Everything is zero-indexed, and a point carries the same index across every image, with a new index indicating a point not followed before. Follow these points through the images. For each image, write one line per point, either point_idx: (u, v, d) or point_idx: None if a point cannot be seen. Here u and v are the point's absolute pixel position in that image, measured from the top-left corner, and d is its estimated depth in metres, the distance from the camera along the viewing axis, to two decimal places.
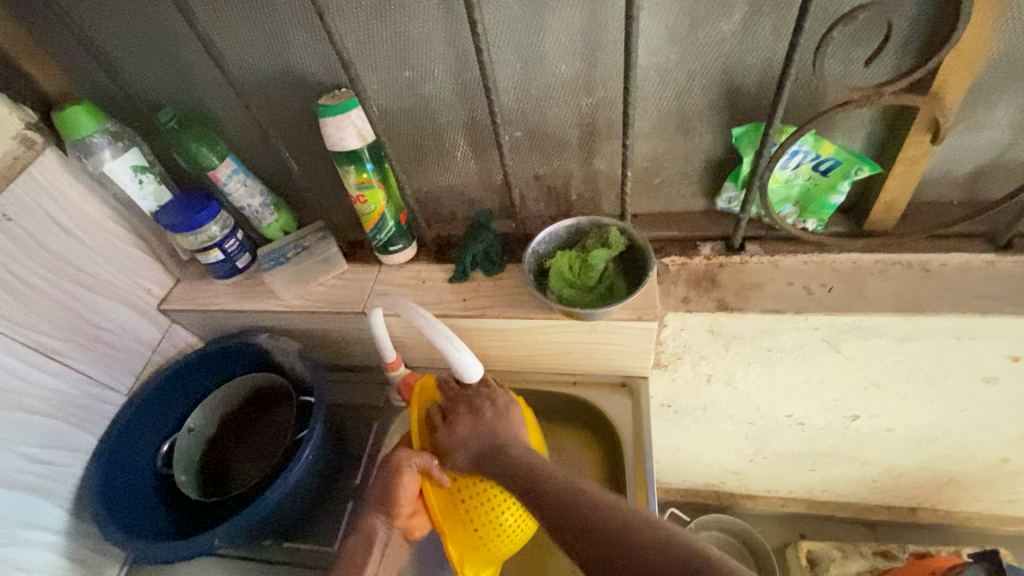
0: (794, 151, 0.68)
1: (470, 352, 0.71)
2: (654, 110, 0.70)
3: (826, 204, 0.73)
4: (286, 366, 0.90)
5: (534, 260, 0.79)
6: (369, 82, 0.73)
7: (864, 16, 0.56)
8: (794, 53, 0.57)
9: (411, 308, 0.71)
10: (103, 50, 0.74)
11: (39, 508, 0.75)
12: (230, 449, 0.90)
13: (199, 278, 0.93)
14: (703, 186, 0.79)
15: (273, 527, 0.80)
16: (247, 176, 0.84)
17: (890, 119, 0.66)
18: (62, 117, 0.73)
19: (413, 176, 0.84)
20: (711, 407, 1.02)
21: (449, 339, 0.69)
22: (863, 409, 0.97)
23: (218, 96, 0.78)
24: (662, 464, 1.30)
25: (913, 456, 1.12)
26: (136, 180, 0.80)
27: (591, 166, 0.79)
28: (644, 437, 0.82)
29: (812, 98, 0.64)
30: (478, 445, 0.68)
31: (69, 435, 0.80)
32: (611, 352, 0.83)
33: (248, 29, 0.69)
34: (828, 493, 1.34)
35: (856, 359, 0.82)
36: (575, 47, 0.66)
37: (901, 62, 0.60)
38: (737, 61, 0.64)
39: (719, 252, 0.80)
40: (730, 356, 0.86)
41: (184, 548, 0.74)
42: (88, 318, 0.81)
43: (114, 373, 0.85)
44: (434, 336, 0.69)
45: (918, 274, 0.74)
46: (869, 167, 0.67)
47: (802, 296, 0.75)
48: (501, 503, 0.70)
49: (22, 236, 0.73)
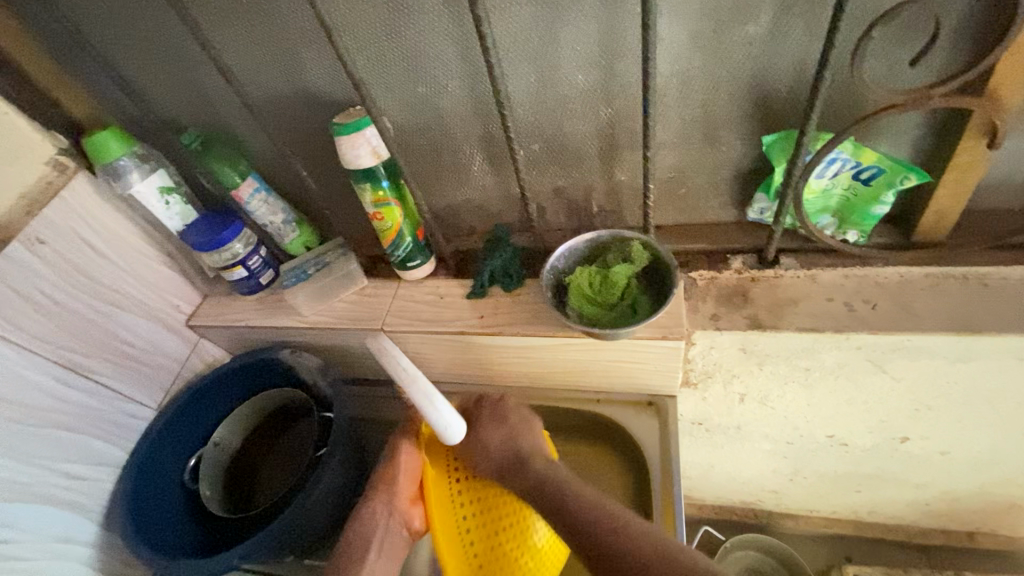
0: (831, 158, 0.63)
1: (450, 408, 0.67)
2: (677, 119, 0.66)
3: (868, 214, 0.67)
4: (308, 382, 0.91)
5: (553, 276, 0.77)
6: (384, 99, 0.72)
7: (909, 13, 0.51)
8: (829, 55, 0.52)
9: (395, 358, 0.65)
10: (127, 75, 0.76)
11: (72, 522, 0.77)
12: (257, 463, 0.92)
13: (224, 295, 0.95)
14: (732, 196, 0.75)
15: (291, 545, 0.79)
16: (269, 195, 0.85)
17: (940, 121, 0.61)
18: (92, 142, 0.76)
19: (430, 191, 0.83)
20: (746, 426, 0.96)
21: (431, 400, 0.65)
22: (913, 431, 0.90)
23: (237, 117, 0.79)
24: (694, 481, 1.24)
25: (971, 480, 1.03)
26: (163, 201, 0.82)
27: (612, 177, 0.76)
28: (673, 459, 0.78)
29: (852, 103, 0.59)
30: (500, 461, 0.70)
31: (99, 450, 0.82)
32: (637, 370, 0.80)
33: (263, 51, 0.69)
34: (875, 515, 1.26)
35: (905, 379, 0.76)
36: (591, 56, 0.63)
37: (951, 61, 0.54)
38: (767, 65, 0.60)
39: (750, 266, 0.76)
40: (765, 375, 0.81)
41: (207, 565, 0.75)
42: (119, 336, 0.83)
43: (144, 389, 0.87)
44: (416, 396, 0.64)
45: (975, 289, 0.68)
46: (917, 176, 0.61)
47: (843, 313, 0.69)
48: (516, 548, 0.70)
49: (54, 258, 0.75)
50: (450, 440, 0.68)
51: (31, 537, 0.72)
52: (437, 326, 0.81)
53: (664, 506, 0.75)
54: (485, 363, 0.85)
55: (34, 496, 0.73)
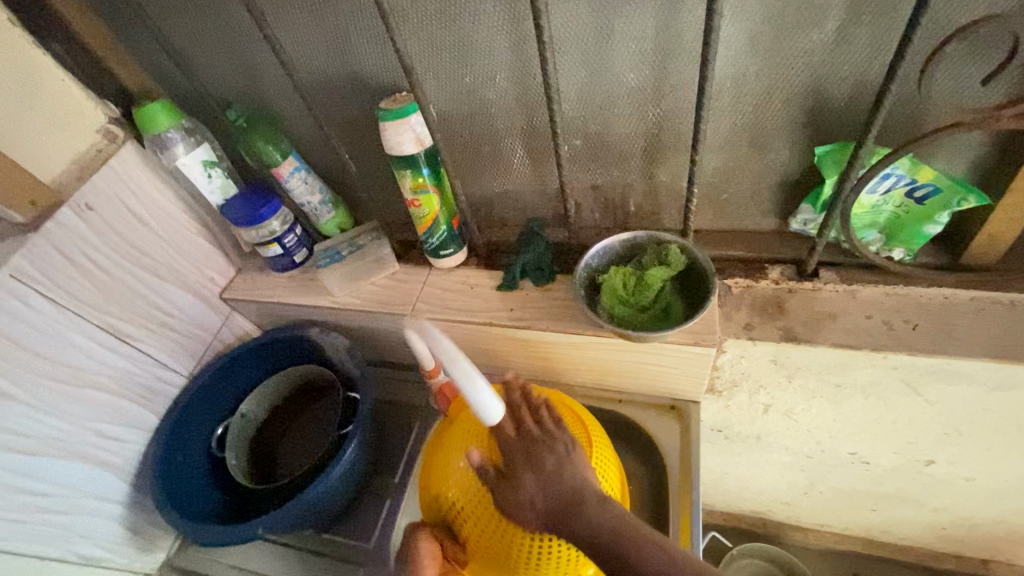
0: (886, 174, 0.61)
1: (491, 390, 0.65)
2: (726, 124, 0.65)
3: (918, 233, 0.65)
4: (335, 361, 0.93)
5: (586, 273, 0.76)
6: (430, 86, 0.71)
7: (986, 29, 0.49)
8: (897, 68, 0.50)
9: (435, 338, 0.65)
10: (178, 49, 0.77)
11: (104, 480, 0.80)
12: (279, 438, 0.93)
13: (258, 270, 0.97)
14: (775, 205, 0.74)
15: (312, 519, 0.81)
16: (308, 174, 0.86)
17: (1003, 143, 0.58)
18: (141, 113, 0.77)
19: (468, 180, 0.83)
20: (766, 436, 0.96)
21: (471, 378, 0.63)
22: (939, 454, 0.88)
23: (283, 95, 0.79)
24: (706, 486, 1.24)
25: (994, 508, 1.01)
26: (206, 174, 0.83)
27: (653, 178, 0.75)
28: (692, 463, 0.79)
29: (910, 118, 0.57)
30: (546, 504, 0.61)
31: (133, 413, 0.84)
32: (663, 373, 0.80)
33: (316, 32, 0.69)
34: (888, 535, 1.25)
35: (937, 403, 0.75)
36: (645, 55, 0.62)
37: (1022, 82, 0.52)
38: (828, 75, 0.58)
39: (788, 277, 0.74)
40: (792, 387, 0.80)
41: (231, 534, 0.77)
42: (156, 304, 0.85)
43: (178, 357, 0.90)
44: (455, 373, 0.63)
45: (1021, 316, 0.66)
46: (976, 198, 0.59)
47: (881, 331, 0.68)
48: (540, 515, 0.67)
49: (100, 224, 0.77)
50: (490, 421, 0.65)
51: (67, 492, 0.75)
52: (466, 316, 0.81)
53: (681, 509, 0.76)
54: (511, 355, 0.85)
55: (70, 454, 0.76)
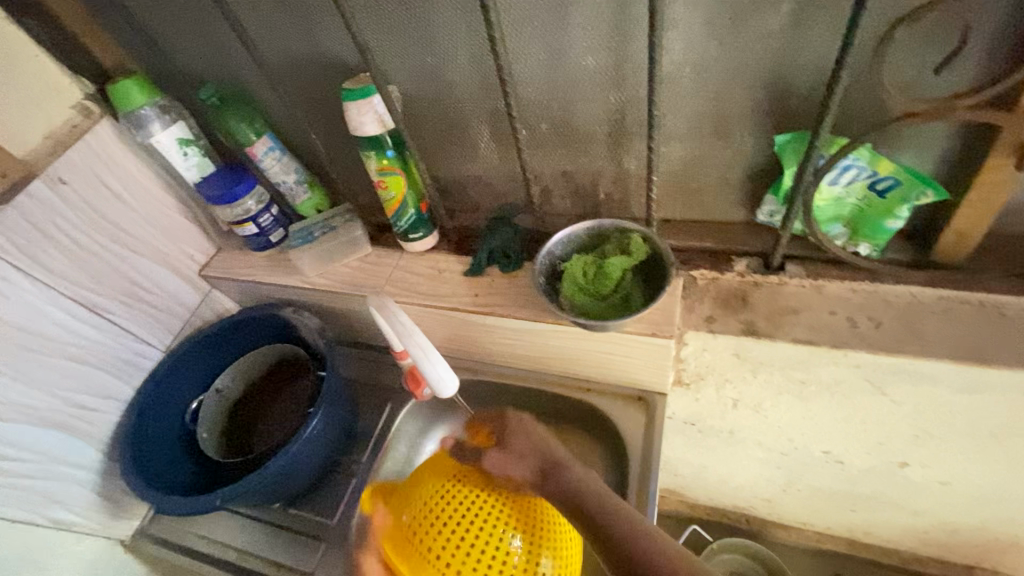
0: (845, 165, 0.59)
1: (446, 363, 0.69)
2: (688, 111, 0.64)
3: (880, 228, 0.63)
4: (308, 341, 0.94)
5: (549, 260, 0.75)
6: (393, 67, 0.71)
7: (939, 15, 0.47)
8: (846, 54, 0.49)
9: (393, 317, 0.69)
10: (150, 26, 0.77)
11: (77, 447, 0.83)
12: (252, 414, 0.95)
13: (236, 249, 0.98)
14: (743, 195, 0.72)
15: (274, 494, 0.83)
16: (283, 154, 0.86)
17: (969, 135, 0.56)
18: (115, 90, 0.79)
19: (437, 163, 0.82)
20: (739, 432, 0.95)
21: (427, 354, 0.68)
22: (912, 456, 0.86)
23: (253, 74, 0.79)
24: (686, 480, 1.24)
25: (974, 513, 0.99)
26: (182, 152, 0.84)
27: (620, 165, 0.74)
28: (653, 456, 0.78)
29: (870, 108, 0.56)
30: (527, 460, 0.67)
31: (108, 384, 0.86)
32: (626, 364, 0.79)
33: (278, 10, 0.69)
34: (871, 537, 1.23)
35: (905, 404, 0.73)
36: (602, 38, 0.61)
37: (982, 72, 0.50)
38: (788, 61, 0.56)
39: (755, 270, 0.72)
40: (759, 382, 0.79)
41: (192, 504, 0.78)
42: (132, 278, 0.87)
43: (154, 331, 0.92)
44: (412, 349, 0.68)
45: (991, 317, 0.63)
46: (934, 193, 0.57)
47: (844, 328, 0.66)
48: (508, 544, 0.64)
49: (74, 198, 0.78)
50: (448, 393, 0.70)
51: (39, 457, 0.78)
52: (431, 300, 0.81)
53: (638, 498, 0.76)
54: (479, 340, 0.85)
55: (42, 420, 0.78)
